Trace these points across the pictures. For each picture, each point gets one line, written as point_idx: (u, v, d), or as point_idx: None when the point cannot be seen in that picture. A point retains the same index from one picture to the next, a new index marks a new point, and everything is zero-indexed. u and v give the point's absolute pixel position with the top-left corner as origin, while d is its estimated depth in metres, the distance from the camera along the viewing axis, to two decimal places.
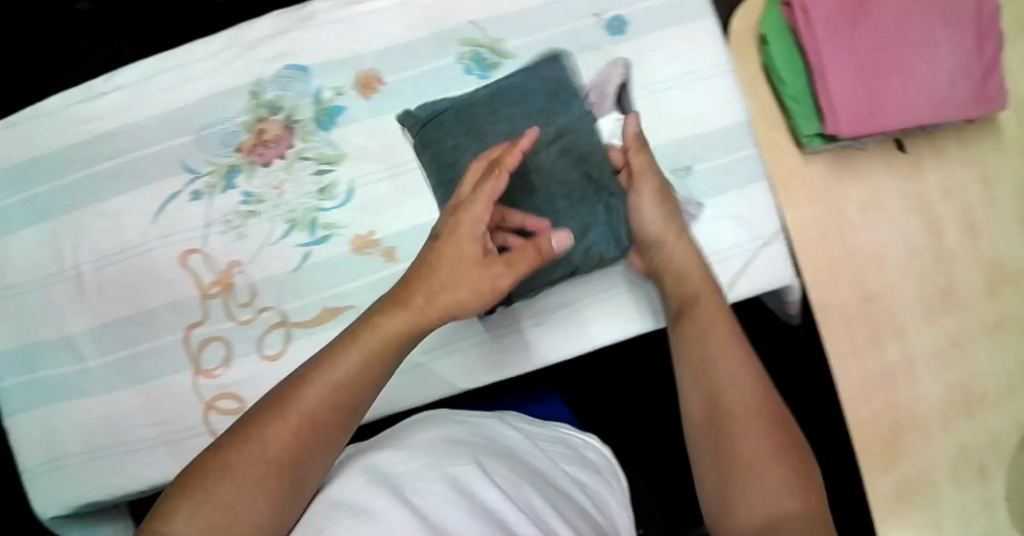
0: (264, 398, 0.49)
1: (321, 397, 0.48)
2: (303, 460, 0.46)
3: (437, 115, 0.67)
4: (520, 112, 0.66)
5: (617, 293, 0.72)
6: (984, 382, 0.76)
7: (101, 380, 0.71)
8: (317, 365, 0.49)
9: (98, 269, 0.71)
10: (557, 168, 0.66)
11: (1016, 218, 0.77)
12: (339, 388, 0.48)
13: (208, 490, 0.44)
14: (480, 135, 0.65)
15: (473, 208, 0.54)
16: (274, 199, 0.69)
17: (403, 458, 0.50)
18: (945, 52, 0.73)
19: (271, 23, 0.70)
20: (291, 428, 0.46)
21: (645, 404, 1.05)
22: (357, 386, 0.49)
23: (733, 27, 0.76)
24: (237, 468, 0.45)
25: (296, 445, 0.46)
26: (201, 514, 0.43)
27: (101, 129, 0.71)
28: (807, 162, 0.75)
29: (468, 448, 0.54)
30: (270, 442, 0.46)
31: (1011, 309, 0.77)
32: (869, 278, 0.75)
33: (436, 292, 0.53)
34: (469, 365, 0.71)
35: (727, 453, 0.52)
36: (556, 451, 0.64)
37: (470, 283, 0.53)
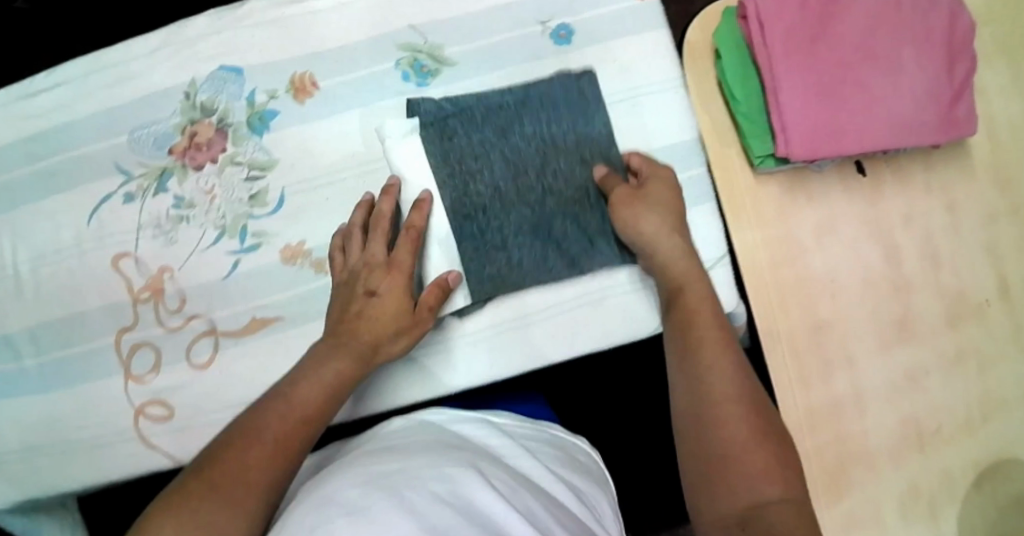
0: (225, 432, 0.54)
1: (287, 430, 0.54)
2: (280, 483, 0.52)
3: (443, 119, 0.66)
4: (489, 129, 0.66)
5: (619, 292, 0.68)
6: (938, 417, 0.73)
7: (36, 381, 0.69)
8: (275, 403, 0.56)
9: (36, 269, 0.70)
10: (515, 182, 0.66)
11: (980, 247, 0.74)
12: (303, 423, 0.55)
13: (191, 507, 0.48)
14: (451, 148, 0.66)
15: (409, 267, 0.62)
16: (205, 204, 0.68)
17: (403, 462, 0.52)
18: (912, 73, 0.69)
19: (206, 23, 0.69)
20: (266, 456, 0.52)
21: (619, 416, 0.99)
22: (316, 423, 0.56)
23: (687, 39, 0.73)
24: (220, 488, 0.49)
25: (269, 468, 0.52)
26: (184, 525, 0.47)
27: (40, 127, 0.70)
28: (760, 183, 0.72)
29: (466, 453, 0.56)
30: (250, 466, 0.51)
31: (971, 342, 0.74)
32: (822, 306, 0.72)
33: (376, 340, 0.60)
34: (463, 362, 0.68)
35: (712, 443, 0.53)
36: (549, 454, 0.63)
37: (405, 332, 0.61)
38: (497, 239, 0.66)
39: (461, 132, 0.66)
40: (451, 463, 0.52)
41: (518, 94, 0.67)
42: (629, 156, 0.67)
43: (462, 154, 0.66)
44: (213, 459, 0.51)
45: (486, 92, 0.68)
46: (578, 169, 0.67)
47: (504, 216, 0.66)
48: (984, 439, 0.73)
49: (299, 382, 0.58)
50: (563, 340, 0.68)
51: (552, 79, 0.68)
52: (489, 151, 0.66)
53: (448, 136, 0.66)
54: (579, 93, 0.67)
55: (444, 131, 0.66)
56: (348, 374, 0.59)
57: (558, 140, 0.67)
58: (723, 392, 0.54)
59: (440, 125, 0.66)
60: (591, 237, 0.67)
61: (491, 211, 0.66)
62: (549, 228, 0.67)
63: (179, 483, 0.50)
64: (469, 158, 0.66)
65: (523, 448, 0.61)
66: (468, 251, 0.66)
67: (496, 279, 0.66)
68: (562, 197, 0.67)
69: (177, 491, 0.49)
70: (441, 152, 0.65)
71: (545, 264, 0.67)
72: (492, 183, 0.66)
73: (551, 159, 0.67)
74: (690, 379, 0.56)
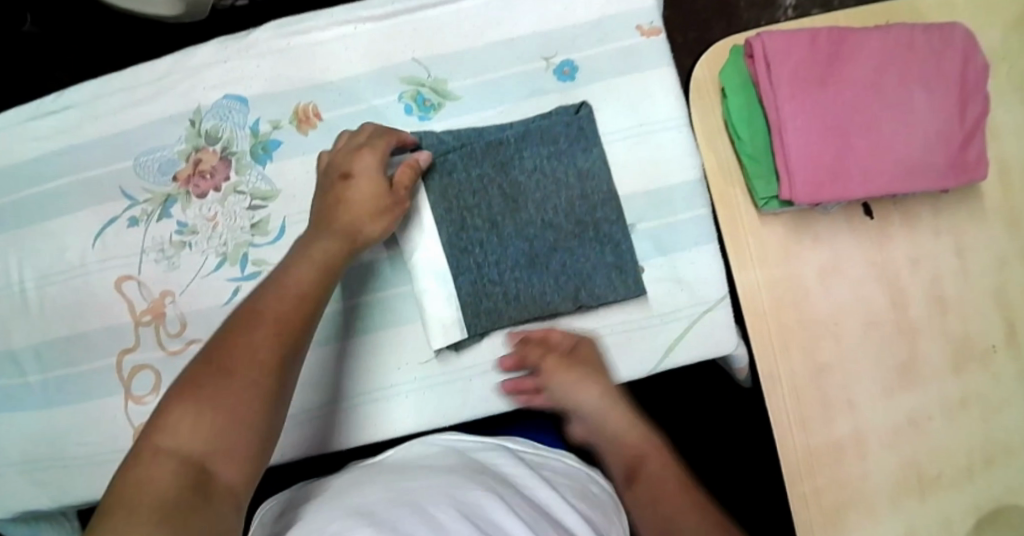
0: (223, 325, 0.53)
1: (285, 307, 0.54)
2: (289, 361, 0.52)
3: (442, 155, 0.67)
4: (486, 164, 0.66)
5: (630, 327, 0.68)
6: (940, 462, 0.70)
7: (39, 397, 0.70)
8: (273, 291, 0.55)
9: (41, 287, 0.70)
10: (511, 218, 0.66)
11: (990, 291, 0.72)
12: (300, 299, 0.55)
13: (208, 398, 0.47)
14: (449, 184, 0.66)
15: (380, 152, 0.63)
16: (207, 231, 0.69)
17: (423, 481, 0.53)
18: (922, 115, 0.68)
19: (213, 51, 0.70)
20: (272, 338, 0.52)
21: None
22: (314, 297, 0.56)
23: (694, 76, 0.72)
24: (234, 374, 0.49)
25: (280, 347, 0.52)
26: (203, 419, 0.46)
27: (49, 148, 0.71)
28: (764, 224, 0.71)
29: (484, 477, 0.55)
30: (259, 346, 0.51)
31: (976, 388, 0.71)
32: (823, 348, 0.70)
33: (353, 213, 0.61)
34: (470, 396, 0.67)
35: (664, 511, 0.59)
36: (567, 485, 0.59)
37: (379, 205, 0.62)
38: (494, 274, 0.66)
39: (460, 168, 0.66)
40: (470, 486, 0.53)
41: (516, 128, 0.67)
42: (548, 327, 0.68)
43: (461, 190, 0.66)
44: (219, 349, 0.50)
45: (487, 126, 0.68)
46: (576, 205, 0.67)
47: (501, 251, 0.66)
48: (986, 483, 0.70)
49: (292, 268, 0.57)
50: None
51: (549, 115, 0.68)
52: (488, 186, 0.66)
53: (447, 171, 0.66)
54: (579, 132, 0.68)
55: (444, 166, 0.66)
56: (339, 251, 0.59)
57: (562, 177, 0.67)
58: (652, 463, 0.63)
59: (438, 159, 0.66)
60: (590, 271, 0.67)
61: (489, 246, 0.66)
62: (547, 263, 0.67)
63: (188, 375, 0.49)
64: (468, 193, 0.66)
65: (540, 476, 0.58)
66: (464, 287, 0.66)
67: (492, 314, 0.66)
68: (562, 232, 0.67)
69: (189, 384, 0.48)
70: (439, 189, 0.66)
71: (541, 301, 0.66)
72: (491, 218, 0.66)
73: (553, 195, 0.67)
74: (619, 455, 0.65)
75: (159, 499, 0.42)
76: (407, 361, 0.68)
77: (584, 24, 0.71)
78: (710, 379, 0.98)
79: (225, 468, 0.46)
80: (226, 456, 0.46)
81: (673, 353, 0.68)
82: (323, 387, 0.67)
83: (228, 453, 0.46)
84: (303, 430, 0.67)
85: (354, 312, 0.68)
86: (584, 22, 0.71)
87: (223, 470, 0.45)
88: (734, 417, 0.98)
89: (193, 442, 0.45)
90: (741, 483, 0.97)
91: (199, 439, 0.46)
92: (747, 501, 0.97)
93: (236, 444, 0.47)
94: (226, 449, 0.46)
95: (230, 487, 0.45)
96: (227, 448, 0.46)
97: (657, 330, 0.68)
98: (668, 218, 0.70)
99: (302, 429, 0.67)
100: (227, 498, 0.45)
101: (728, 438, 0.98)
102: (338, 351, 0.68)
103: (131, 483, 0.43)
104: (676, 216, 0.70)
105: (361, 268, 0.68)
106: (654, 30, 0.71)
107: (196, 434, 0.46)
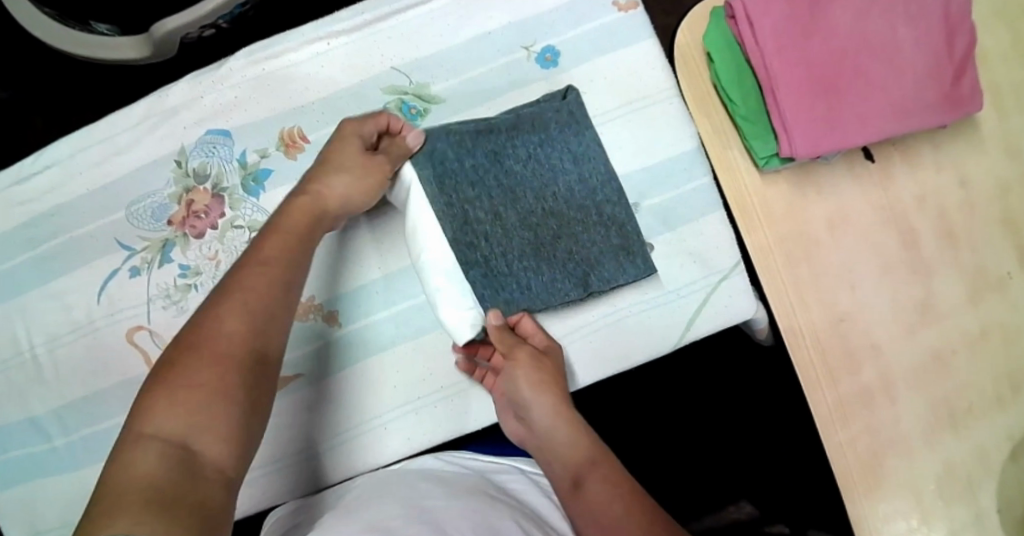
0: (201, 303, 0.54)
1: (256, 280, 0.54)
2: (261, 335, 0.52)
3: (435, 142, 0.64)
4: (481, 155, 0.65)
5: (650, 304, 0.68)
6: (969, 393, 0.70)
7: (67, 460, 0.69)
8: (247, 266, 0.55)
9: (52, 350, 0.69)
10: (509, 209, 0.65)
11: (998, 218, 0.72)
12: (270, 269, 0.55)
13: (183, 380, 0.48)
14: (446, 176, 0.64)
15: (362, 122, 0.64)
16: (210, 270, 0.68)
17: (444, 501, 0.53)
18: (910, 54, 0.67)
19: (188, 87, 0.69)
20: (239, 312, 0.52)
21: (655, 430, 0.98)
22: (284, 265, 0.56)
23: (677, 42, 0.71)
24: (205, 350, 0.50)
25: (250, 319, 0.52)
26: (182, 402, 0.47)
27: (39, 209, 0.69)
28: (765, 183, 0.70)
29: (504, 503, 0.56)
30: (229, 322, 0.51)
31: (995, 316, 0.71)
32: (841, 297, 0.70)
33: (324, 179, 0.61)
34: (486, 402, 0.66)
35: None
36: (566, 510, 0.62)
37: (354, 176, 0.62)
38: (503, 266, 0.65)
39: (452, 156, 0.65)
40: (492, 511, 0.53)
41: (504, 119, 0.66)
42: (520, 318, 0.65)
43: (459, 183, 0.64)
44: (192, 331, 0.51)
45: (472, 118, 0.67)
46: (574, 190, 0.66)
47: (507, 243, 0.65)
48: (1017, 412, 0.70)
49: (263, 239, 0.57)
50: (601, 358, 0.67)
51: (540, 102, 0.67)
52: (484, 177, 0.65)
53: (442, 162, 0.64)
54: (568, 114, 0.67)
55: (434, 155, 0.64)
56: (310, 216, 0.60)
57: (557, 163, 0.67)
58: (597, 472, 0.58)
59: (432, 150, 0.64)
60: (598, 256, 0.66)
61: (495, 238, 0.65)
62: (553, 251, 0.66)
63: (164, 361, 0.50)
64: (466, 184, 0.65)
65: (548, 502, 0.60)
66: (477, 281, 0.64)
67: (508, 305, 0.65)
68: (566, 220, 0.66)
69: (164, 368, 0.49)
70: (436, 180, 0.64)
71: (552, 291, 0.65)
72: (492, 209, 0.65)
73: (551, 181, 0.66)
74: (564, 462, 0.60)
75: (142, 483, 0.43)
76: (430, 373, 0.67)
77: (559, 8, 0.70)
78: (727, 343, 0.98)
79: (209, 446, 0.46)
80: (207, 434, 0.47)
81: (695, 324, 0.68)
82: (349, 408, 0.66)
83: (210, 429, 0.47)
84: (334, 455, 0.65)
85: (371, 329, 0.67)
86: (559, 6, 0.70)
87: (207, 449, 0.46)
88: (756, 376, 0.98)
89: (174, 426, 0.46)
90: (766, 440, 0.98)
91: (179, 420, 0.46)
92: (777, 457, 0.97)
93: (218, 426, 0.47)
94: (207, 427, 0.47)
95: (217, 466, 0.46)
96: (208, 427, 0.47)
97: (675, 306, 0.68)
98: (672, 192, 0.69)
99: (334, 454, 0.65)
100: (214, 477, 0.45)
101: (753, 399, 0.98)
102: (359, 372, 0.66)
103: (118, 466, 0.44)
104: (680, 187, 0.69)
105: (372, 285, 0.68)
106: (631, 5, 0.70)
107: (176, 417, 0.47)
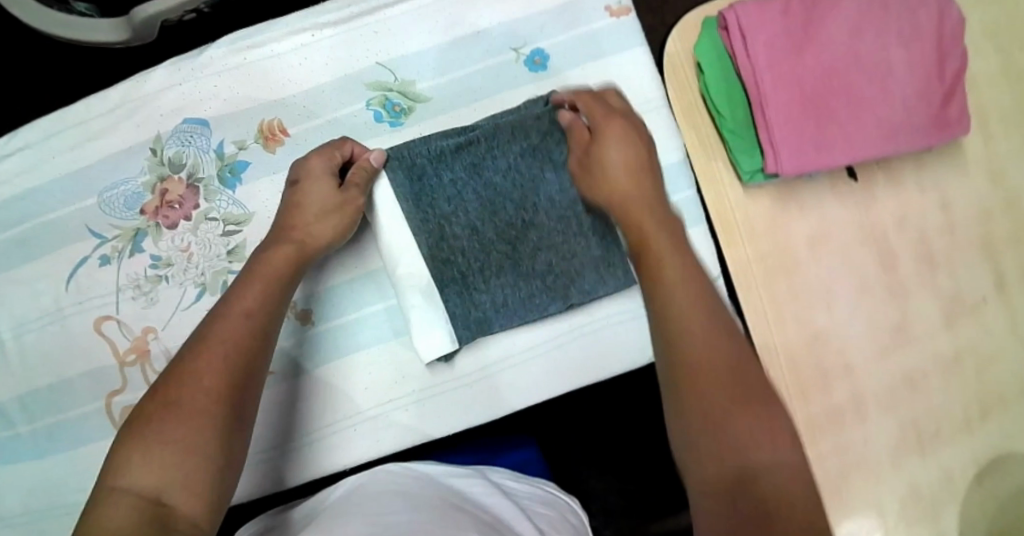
0: (175, 357, 0.50)
1: (232, 326, 0.51)
2: (243, 380, 0.49)
3: (408, 155, 0.63)
4: (460, 169, 0.64)
5: (629, 314, 0.67)
6: (938, 418, 0.70)
7: (31, 449, 0.67)
8: (229, 312, 0.52)
9: (18, 336, 0.68)
10: (484, 219, 0.64)
11: (977, 243, 0.72)
12: (250, 314, 0.52)
13: (155, 433, 0.44)
14: (423, 194, 0.63)
15: (329, 156, 0.61)
16: (182, 262, 0.66)
17: (409, 515, 0.51)
18: (901, 75, 0.66)
19: (167, 73, 0.67)
20: (220, 360, 0.48)
21: None
22: (263, 311, 0.53)
23: (666, 51, 0.70)
24: (181, 406, 0.45)
25: (229, 367, 0.48)
26: (154, 456, 0.43)
27: (9, 192, 0.67)
28: (749, 198, 0.69)
29: (473, 515, 0.53)
30: (206, 373, 0.47)
31: (968, 340, 0.71)
32: (818, 316, 0.70)
33: (306, 224, 0.59)
34: (460, 405, 0.66)
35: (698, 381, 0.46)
36: (542, 515, 0.58)
37: (332, 213, 0.60)
38: (479, 282, 0.64)
39: (431, 172, 0.63)
40: (457, 523, 0.51)
41: (487, 129, 0.64)
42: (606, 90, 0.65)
43: (436, 199, 0.64)
44: (164, 382, 0.47)
45: (449, 129, 0.65)
46: (557, 201, 0.65)
47: (484, 257, 0.64)
48: (986, 436, 0.71)
49: (244, 285, 0.54)
50: (574, 370, 0.67)
51: (519, 110, 0.66)
52: (463, 191, 0.64)
53: (417, 177, 0.63)
54: (551, 122, 0.65)
55: (412, 170, 0.63)
56: (286, 261, 0.57)
57: (539, 173, 0.65)
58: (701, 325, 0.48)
59: (407, 163, 0.63)
60: (577, 270, 0.65)
61: (471, 253, 0.64)
62: (532, 264, 0.65)
63: (136, 413, 0.46)
64: (443, 200, 0.64)
65: (518, 506, 0.57)
66: (451, 299, 0.64)
67: (482, 323, 0.65)
68: (546, 231, 0.65)
69: (136, 422, 0.45)
70: (412, 197, 0.63)
71: (529, 306, 0.65)
72: (470, 223, 0.64)
73: (531, 193, 0.65)
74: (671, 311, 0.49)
75: None
76: (402, 375, 0.66)
77: (550, 11, 0.69)
78: None
79: (186, 502, 0.42)
80: (182, 487, 0.43)
81: None
82: (318, 409, 0.65)
83: (187, 483, 0.43)
84: (304, 454, 0.65)
85: (342, 330, 0.66)
86: (550, 8, 0.69)
87: (184, 505, 0.42)
88: None
89: (147, 480, 0.42)
90: None
91: (151, 475, 0.42)
92: None
93: (194, 479, 0.43)
94: (183, 481, 0.43)
95: (193, 521, 0.42)
96: (182, 481, 0.43)
97: None
98: None
99: (302, 455, 0.65)
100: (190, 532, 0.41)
101: None
102: (330, 372, 0.66)
103: (89, 524, 0.40)
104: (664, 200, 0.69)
105: (344, 284, 0.66)
106: (622, 10, 0.69)
107: (149, 471, 0.43)
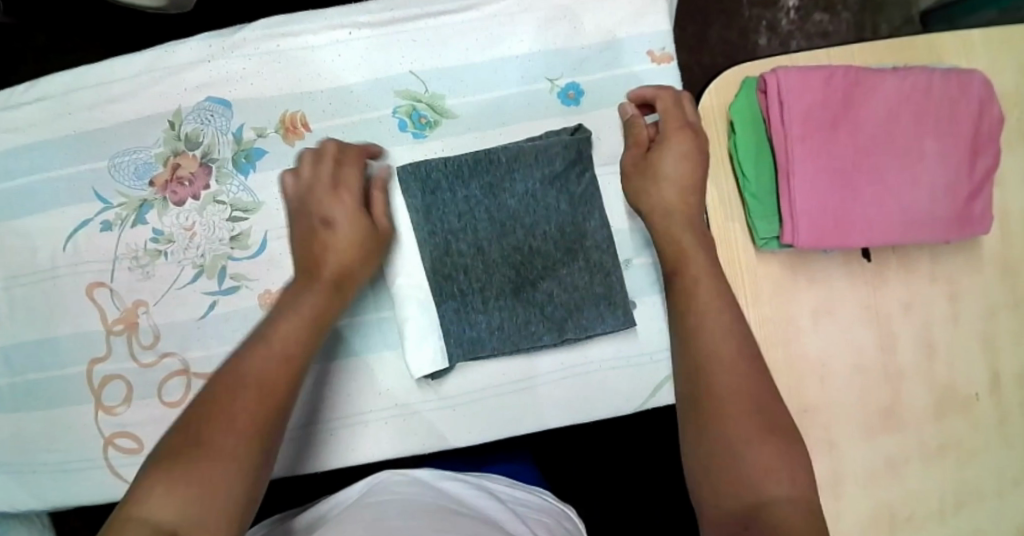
0: (201, 394, 0.50)
1: (271, 370, 0.52)
2: (272, 426, 0.50)
3: (425, 167, 0.63)
4: (474, 188, 0.63)
5: (623, 360, 0.66)
6: (913, 505, 0.70)
7: (6, 402, 0.66)
8: (263, 355, 0.52)
9: (9, 287, 0.67)
10: (491, 241, 0.64)
11: (978, 341, 0.71)
12: (286, 360, 0.53)
13: (181, 466, 0.45)
14: (438, 212, 0.63)
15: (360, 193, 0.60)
16: (184, 241, 0.65)
17: (405, 507, 0.53)
18: (931, 166, 0.66)
19: (197, 48, 0.66)
20: (253, 407, 0.49)
21: None
22: (300, 360, 0.54)
23: (702, 103, 0.69)
24: (211, 445, 0.47)
25: (260, 414, 0.50)
26: (177, 489, 0.44)
27: (20, 142, 0.66)
28: (760, 263, 0.69)
29: (465, 512, 0.55)
30: (239, 415, 0.49)
31: (955, 435, 0.71)
32: (809, 390, 0.69)
33: (337, 265, 0.58)
34: (450, 421, 0.65)
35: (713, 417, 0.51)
36: (537, 520, 0.58)
37: (365, 255, 0.59)
38: (478, 302, 0.64)
39: (445, 187, 0.63)
40: (447, 516, 0.52)
41: (508, 152, 0.64)
42: (679, 94, 0.63)
43: (446, 213, 0.63)
44: (196, 421, 0.48)
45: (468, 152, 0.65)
46: (566, 231, 0.65)
47: (486, 277, 0.64)
48: (958, 530, 0.71)
49: (277, 325, 0.55)
50: (561, 409, 0.66)
51: (549, 137, 0.65)
52: (476, 209, 0.64)
53: (431, 190, 0.63)
54: (574, 151, 0.64)
55: (427, 184, 0.63)
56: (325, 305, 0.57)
57: (553, 202, 0.65)
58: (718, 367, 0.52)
59: (423, 178, 0.63)
60: (579, 303, 0.64)
61: (473, 271, 0.64)
62: (533, 291, 0.64)
63: (164, 448, 0.46)
64: (453, 214, 0.63)
65: (511, 511, 0.58)
66: (447, 314, 0.63)
67: (473, 343, 0.64)
68: (550, 259, 0.64)
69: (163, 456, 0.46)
70: (422, 208, 0.63)
71: (524, 332, 0.64)
72: (477, 242, 0.64)
73: (542, 221, 0.64)
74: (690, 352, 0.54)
75: None
76: (390, 387, 0.65)
77: (591, 46, 0.67)
78: None
79: None
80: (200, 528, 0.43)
81: (662, 392, 0.66)
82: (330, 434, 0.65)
83: (204, 524, 0.44)
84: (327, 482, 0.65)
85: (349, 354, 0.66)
86: (592, 43, 0.67)
87: None
88: None
89: (166, 516, 0.43)
90: None
91: (171, 510, 0.43)
92: None
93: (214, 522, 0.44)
94: (202, 519, 0.44)
95: None
96: (204, 523, 0.44)
97: (647, 369, 0.66)
98: None
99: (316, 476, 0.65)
100: None
101: None
102: (325, 383, 0.65)
103: None
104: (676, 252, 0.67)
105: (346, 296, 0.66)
106: (666, 57, 0.67)
107: (170, 505, 0.43)
